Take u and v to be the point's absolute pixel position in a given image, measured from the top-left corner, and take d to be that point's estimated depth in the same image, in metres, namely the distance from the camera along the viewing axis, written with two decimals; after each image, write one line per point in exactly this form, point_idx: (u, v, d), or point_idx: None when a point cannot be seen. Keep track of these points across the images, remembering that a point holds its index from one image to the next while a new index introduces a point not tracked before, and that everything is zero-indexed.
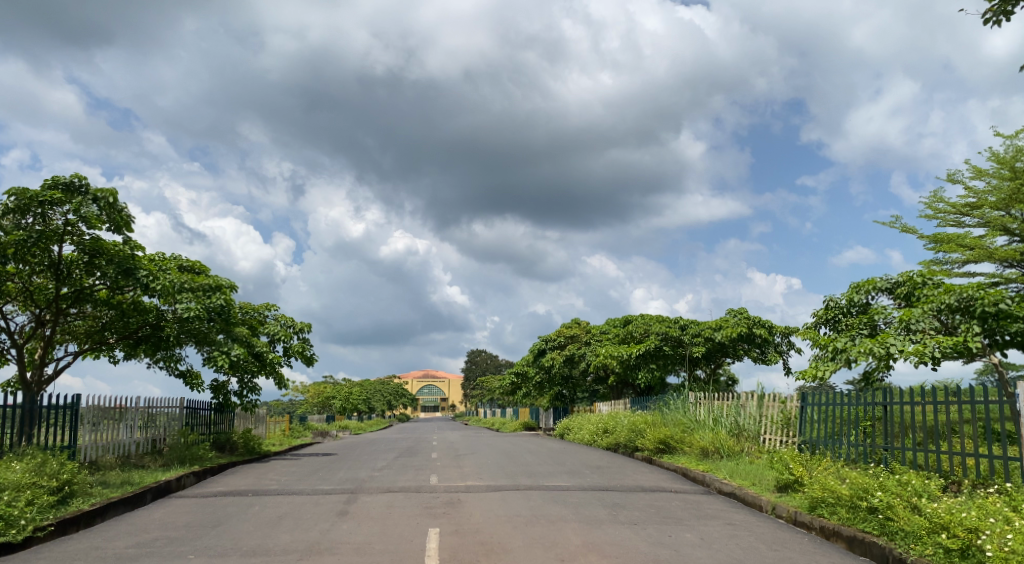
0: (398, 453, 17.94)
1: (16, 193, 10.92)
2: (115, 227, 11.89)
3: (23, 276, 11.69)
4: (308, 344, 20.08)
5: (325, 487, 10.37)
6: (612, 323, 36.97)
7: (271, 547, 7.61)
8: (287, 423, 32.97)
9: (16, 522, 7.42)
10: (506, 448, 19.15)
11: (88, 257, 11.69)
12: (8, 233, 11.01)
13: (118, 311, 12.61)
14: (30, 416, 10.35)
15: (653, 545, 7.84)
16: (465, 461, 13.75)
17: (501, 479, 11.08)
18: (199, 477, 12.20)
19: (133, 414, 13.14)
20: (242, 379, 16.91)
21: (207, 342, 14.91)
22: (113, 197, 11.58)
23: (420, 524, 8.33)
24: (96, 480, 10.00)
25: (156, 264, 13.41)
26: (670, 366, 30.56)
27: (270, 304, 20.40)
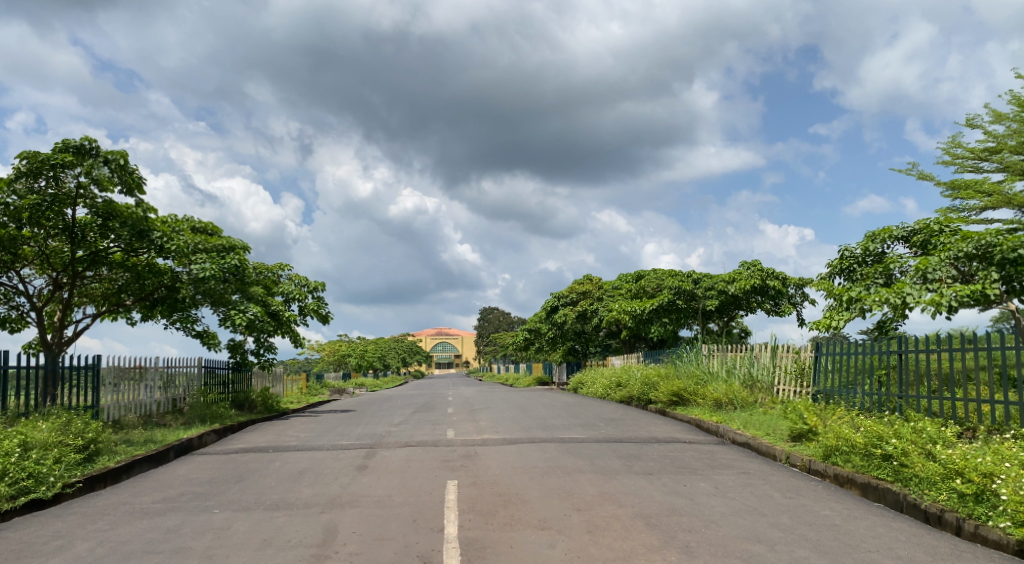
0: (416, 408, 18.16)
1: (28, 157, 10.85)
2: (127, 189, 11.82)
3: (38, 240, 11.62)
4: (323, 303, 20.17)
5: (344, 443, 10.50)
6: (625, 279, 36.71)
7: (293, 501, 7.81)
8: (304, 381, 33.38)
9: (44, 479, 7.64)
10: (519, 403, 19.34)
11: (102, 220, 11.68)
12: (21, 198, 10.96)
13: (133, 274, 12.64)
14: (53, 377, 10.40)
15: (667, 494, 8.02)
16: (480, 415, 13.81)
17: (516, 433, 11.18)
18: (220, 434, 12.40)
19: (153, 375, 13.32)
20: (258, 339, 17.01)
21: (222, 303, 14.97)
22: (124, 159, 11.50)
23: (438, 476, 8.49)
24: (119, 439, 10.16)
25: (169, 226, 13.41)
26: (683, 320, 30.64)
27: (283, 264, 20.36)
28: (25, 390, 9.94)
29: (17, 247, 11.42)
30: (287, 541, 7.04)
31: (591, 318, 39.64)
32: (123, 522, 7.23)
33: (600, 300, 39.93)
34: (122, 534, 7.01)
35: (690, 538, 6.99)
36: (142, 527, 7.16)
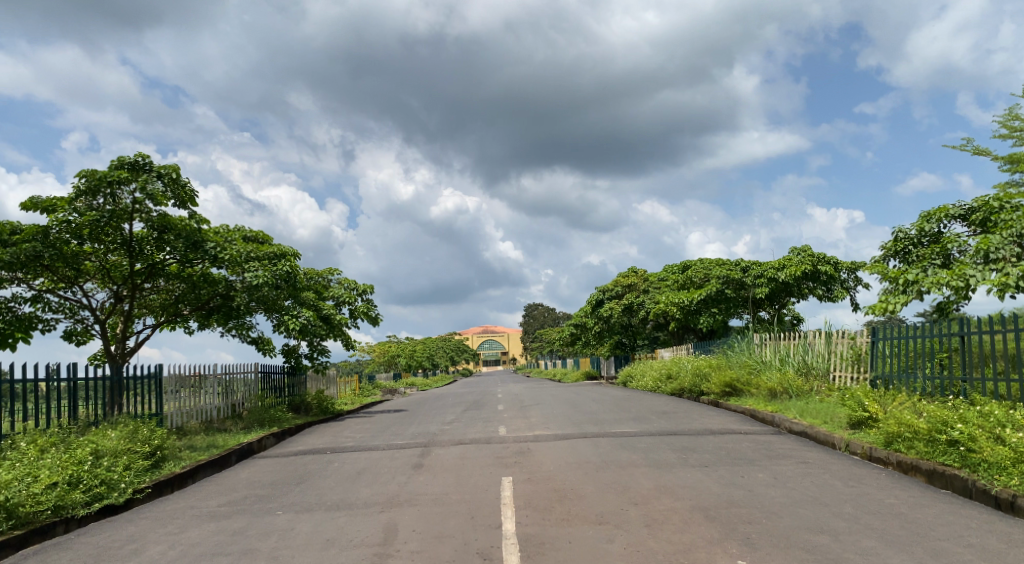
0: (466, 407, 18.27)
1: (86, 175, 11.20)
2: (180, 202, 12.12)
3: (99, 255, 12.01)
4: (372, 306, 20.42)
5: (398, 442, 10.63)
6: (671, 269, 36.37)
7: (353, 501, 7.95)
8: (357, 383, 33.97)
9: (116, 485, 7.99)
10: (568, 399, 19.33)
11: (157, 233, 11.99)
12: (82, 215, 11.32)
13: (189, 284, 12.98)
14: (118, 387, 10.73)
15: (725, 486, 7.93)
16: (531, 411, 13.83)
17: (568, 428, 11.15)
18: (279, 437, 12.68)
19: (212, 382, 13.69)
20: (311, 342, 17.31)
21: (276, 309, 15.24)
22: (176, 173, 11.79)
23: (493, 473, 8.54)
24: (184, 445, 10.47)
25: (222, 237, 13.70)
26: (734, 309, 30.36)
27: (332, 268, 20.64)
28: (93, 401, 10.31)
29: (80, 262, 11.81)
30: (349, 541, 7.21)
31: (637, 311, 39.62)
32: (192, 525, 7.46)
33: (646, 292, 39.90)
34: (192, 537, 7.25)
35: (750, 529, 6.91)
36: (210, 529, 7.39)
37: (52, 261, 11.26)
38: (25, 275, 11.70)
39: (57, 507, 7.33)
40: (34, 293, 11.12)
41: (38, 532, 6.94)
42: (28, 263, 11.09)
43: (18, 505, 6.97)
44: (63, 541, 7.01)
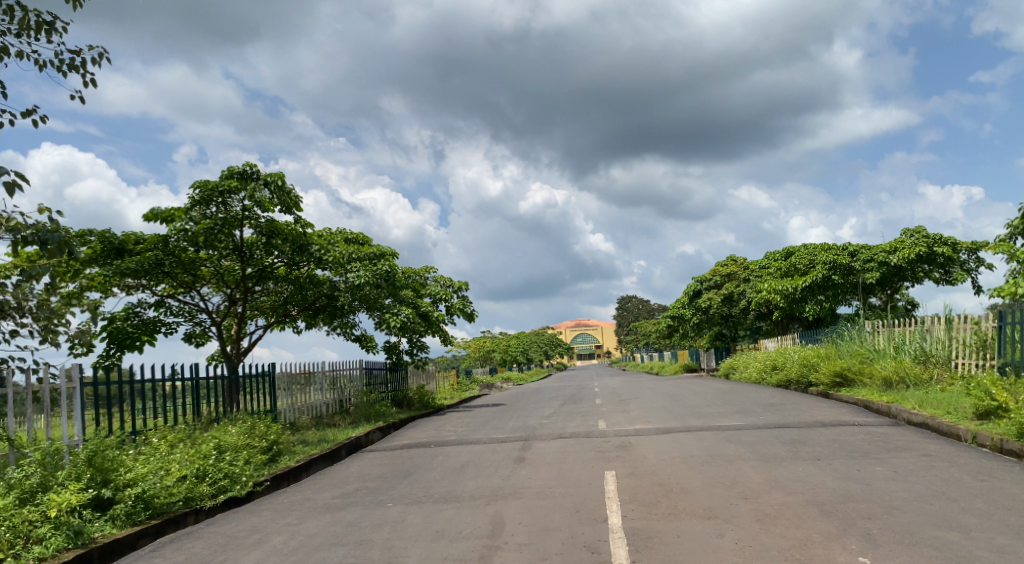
0: (563, 401, 18.27)
1: (199, 186, 11.87)
2: (286, 208, 12.63)
3: (213, 260, 12.73)
4: (468, 302, 20.70)
5: (499, 436, 10.75)
6: (773, 256, 35.18)
7: (459, 494, 8.11)
8: (455, 377, 34.89)
9: (238, 479, 8.46)
10: (668, 391, 19.05)
11: (266, 238, 12.57)
12: (197, 223, 12.00)
13: (296, 285, 13.54)
14: (234, 386, 11.41)
15: (840, 480, 7.60)
16: (631, 405, 13.73)
17: (670, 422, 10.97)
18: (385, 431, 13.06)
19: (320, 378, 14.25)
20: (411, 339, 17.76)
21: (376, 308, 15.65)
22: (282, 180, 12.24)
23: (596, 467, 8.50)
24: (298, 439, 10.97)
25: (325, 239, 14.15)
26: (841, 296, 29.08)
27: (428, 266, 21.08)
28: (213, 398, 10.99)
29: (197, 268, 12.60)
30: (458, 533, 7.36)
31: (737, 301, 39.01)
32: (310, 516, 7.80)
33: (746, 282, 39.18)
34: (310, 527, 7.58)
35: (871, 525, 6.59)
36: (326, 520, 7.70)
37: (172, 268, 12.21)
38: (149, 282, 12.58)
39: (187, 498, 7.86)
40: (157, 298, 11.92)
41: (172, 522, 7.47)
42: (152, 271, 11.96)
43: (154, 496, 7.53)
44: (195, 531, 7.49)
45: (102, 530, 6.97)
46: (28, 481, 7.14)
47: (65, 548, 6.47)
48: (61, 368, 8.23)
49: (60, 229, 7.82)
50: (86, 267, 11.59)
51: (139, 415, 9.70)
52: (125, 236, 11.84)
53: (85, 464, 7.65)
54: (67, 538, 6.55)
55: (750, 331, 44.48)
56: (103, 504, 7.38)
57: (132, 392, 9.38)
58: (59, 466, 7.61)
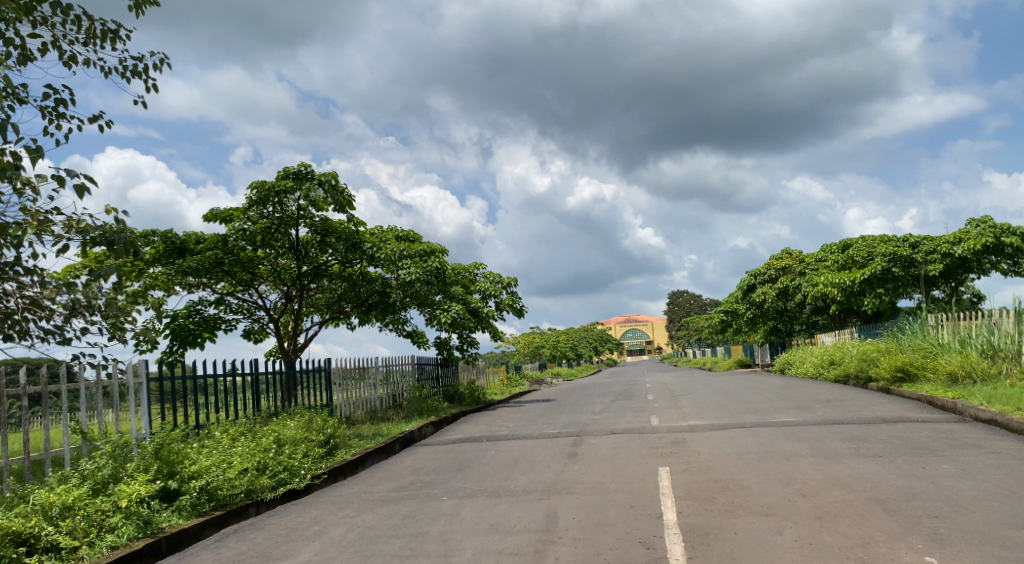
0: (614, 397, 18.17)
1: (256, 187, 12.19)
2: (339, 207, 12.86)
3: (270, 259, 13.07)
4: (518, 298, 20.78)
5: (551, 432, 10.77)
6: (829, 249, 34.45)
7: (513, 488, 8.16)
8: (505, 372, 35.17)
9: (297, 472, 8.70)
10: (721, 387, 18.80)
11: (321, 237, 12.89)
12: (255, 223, 12.38)
13: (349, 283, 13.85)
14: (291, 380, 11.70)
15: (904, 478, 7.40)
16: (683, 401, 13.60)
17: (725, 418, 10.82)
18: (437, 426, 13.22)
19: (374, 373, 14.50)
20: (461, 335, 17.92)
21: (427, 304, 15.85)
22: (335, 179, 12.46)
23: (649, 463, 8.45)
24: (353, 433, 11.20)
25: (378, 237, 14.34)
26: (902, 289, 28.34)
27: (478, 263, 21.20)
28: (273, 393, 11.31)
29: (255, 266, 12.96)
30: (512, 527, 7.41)
31: (793, 294, 38.59)
32: (366, 509, 7.95)
33: (802, 275, 38.36)
34: (367, 519, 7.73)
35: (937, 524, 6.40)
36: (383, 513, 7.84)
37: (232, 267, 12.48)
38: (209, 281, 12.98)
39: (249, 491, 8.09)
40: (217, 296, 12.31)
41: (235, 513, 7.70)
42: (212, 269, 12.35)
43: (217, 488, 7.76)
44: (257, 522, 7.72)
45: (170, 520, 7.24)
46: (100, 472, 7.45)
47: (137, 537, 6.76)
48: (129, 365, 8.49)
49: (127, 229, 7.97)
50: (150, 266, 12.04)
51: (204, 409, 10.05)
52: (187, 236, 12.26)
53: (153, 456, 7.93)
54: (138, 528, 6.83)
55: (807, 326, 43.38)
56: (169, 495, 7.64)
57: (194, 387, 9.70)
58: (129, 458, 7.91)
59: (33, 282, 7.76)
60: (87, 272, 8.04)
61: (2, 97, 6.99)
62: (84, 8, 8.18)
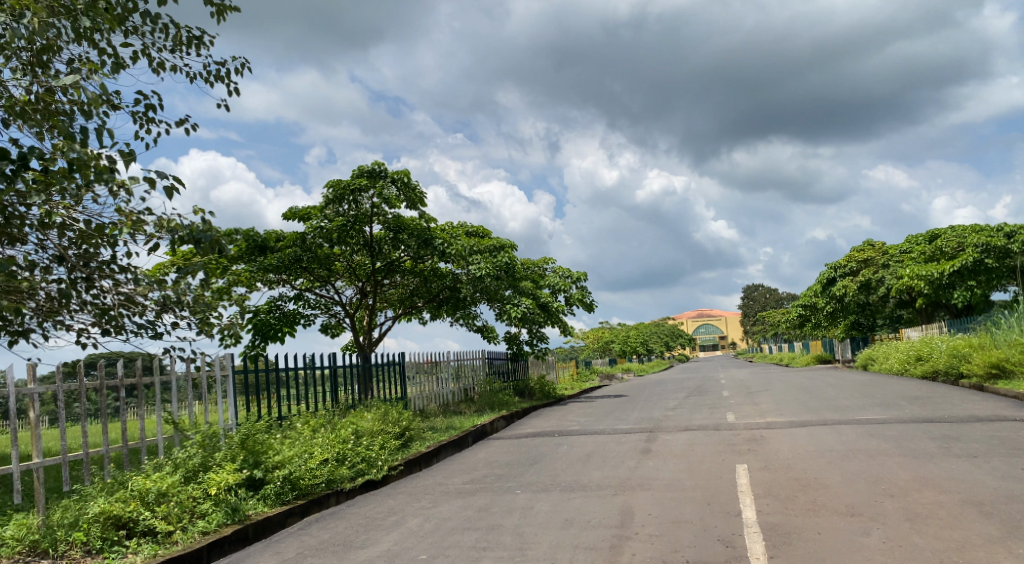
0: (687, 392, 17.90)
1: (332, 185, 12.53)
2: (411, 204, 13.08)
3: (346, 256, 13.43)
4: (587, 292, 20.71)
5: (623, 427, 10.70)
6: (914, 240, 33.22)
7: (587, 483, 8.15)
8: (574, 367, 35.19)
9: (374, 463, 8.92)
10: (799, 383, 18.31)
11: (394, 233, 13.19)
12: (332, 221, 12.76)
13: (421, 278, 14.17)
14: (367, 374, 12.01)
15: (1001, 479, 7.03)
16: (759, 397, 13.29)
17: (804, 415, 10.52)
18: (509, 420, 13.34)
19: (446, 367, 14.73)
20: (531, 329, 17.99)
21: (498, 299, 16.03)
22: (407, 177, 12.67)
23: (726, 460, 8.30)
24: (428, 426, 11.41)
25: (448, 233, 14.53)
26: (996, 281, 27.12)
27: (547, 257, 21.20)
28: (351, 385, 11.65)
29: (331, 263, 13.33)
30: (587, 521, 7.40)
31: (876, 288, 37.30)
32: (442, 500, 8.08)
33: (886, 266, 37.01)
34: (443, 511, 7.85)
35: None
36: (458, 505, 7.95)
37: (310, 263, 12.86)
38: (289, 277, 13.43)
39: (330, 481, 8.32)
40: (296, 292, 12.74)
41: (316, 503, 7.94)
42: (291, 266, 12.77)
43: (300, 478, 8.00)
44: (337, 511, 7.94)
45: (255, 508, 7.52)
46: (191, 460, 7.79)
47: (225, 523, 7.06)
48: (216, 358, 8.84)
49: (213, 229, 8.30)
50: (234, 263, 12.54)
51: (288, 400, 10.44)
52: (267, 234, 12.70)
53: (239, 446, 8.24)
54: (227, 515, 7.13)
55: (888, 318, 41.68)
56: (255, 483, 7.93)
57: (277, 380, 10.05)
58: (217, 447, 8.23)
59: (127, 279, 8.10)
60: (177, 269, 8.35)
61: (99, 105, 7.35)
62: (172, 17, 8.54)
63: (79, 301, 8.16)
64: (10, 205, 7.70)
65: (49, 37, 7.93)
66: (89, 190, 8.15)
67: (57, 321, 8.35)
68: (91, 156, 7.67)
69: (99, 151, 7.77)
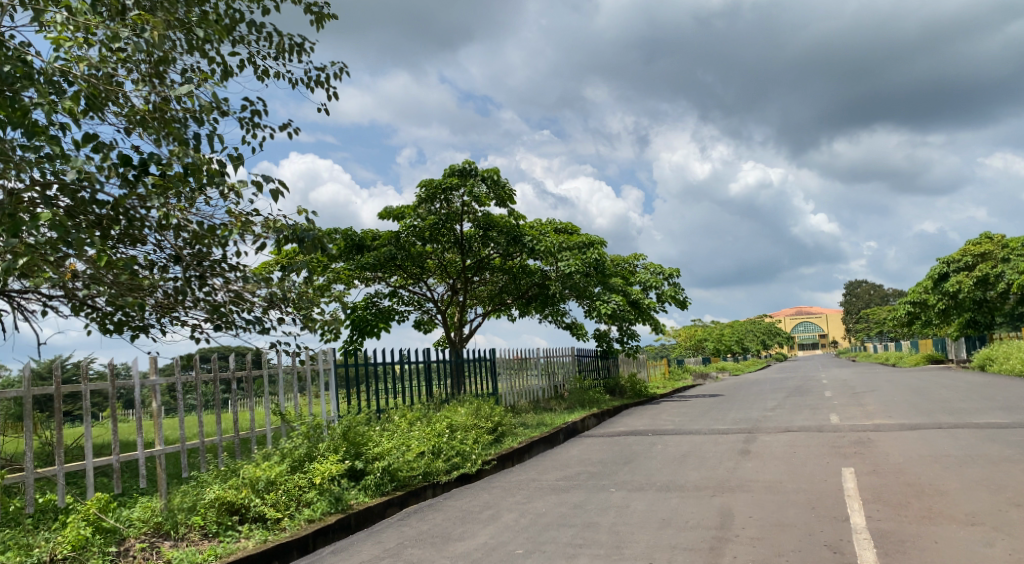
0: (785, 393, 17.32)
1: (424, 185, 12.81)
2: (501, 202, 13.21)
3: (437, 253, 13.74)
4: (679, 289, 20.32)
5: (720, 428, 10.47)
6: None
7: (683, 484, 8.01)
8: (662, 365, 34.70)
9: (468, 457, 9.09)
10: (909, 384, 17.40)
11: (484, 231, 13.43)
12: (424, 219, 13.06)
13: (510, 275, 14.33)
14: (459, 369, 12.24)
15: None
16: (864, 399, 12.70)
17: (915, 418, 10.00)
18: (600, 418, 13.29)
19: (537, 364, 14.82)
20: (622, 327, 17.84)
21: (587, 297, 16.01)
22: (497, 175, 12.81)
23: (831, 464, 7.99)
24: (520, 422, 11.54)
25: (537, 230, 14.60)
26: None
27: (637, 254, 20.97)
28: (445, 380, 11.90)
29: (424, 260, 13.68)
30: (685, 522, 7.27)
31: (994, 284, 35.07)
32: (537, 496, 8.13)
33: (1006, 261, 34.84)
34: (538, 507, 7.89)
35: None
36: (553, 501, 7.97)
37: (404, 261, 13.22)
38: (384, 274, 13.84)
39: (426, 473, 8.53)
40: (391, 289, 13.13)
41: (414, 494, 8.13)
42: (386, 264, 13.15)
43: (398, 469, 8.22)
44: (435, 503, 8.12)
45: (357, 498, 7.77)
46: (297, 450, 8.12)
47: (329, 512, 7.33)
48: (319, 353, 9.19)
49: (314, 228, 8.63)
50: (333, 262, 13.03)
51: (387, 394, 10.77)
52: (364, 233, 13.07)
53: (342, 437, 8.52)
54: (330, 504, 7.40)
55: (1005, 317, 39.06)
56: (356, 474, 8.20)
57: (371, 374, 10.39)
58: (320, 438, 8.54)
59: (237, 277, 8.51)
60: (282, 267, 8.73)
61: (210, 112, 7.73)
62: (275, 26, 8.91)
63: (193, 298, 8.64)
64: (132, 209, 8.22)
65: (165, 49, 8.39)
66: (201, 193, 8.61)
67: (173, 316, 8.93)
68: (203, 161, 8.06)
69: (210, 156, 8.16)
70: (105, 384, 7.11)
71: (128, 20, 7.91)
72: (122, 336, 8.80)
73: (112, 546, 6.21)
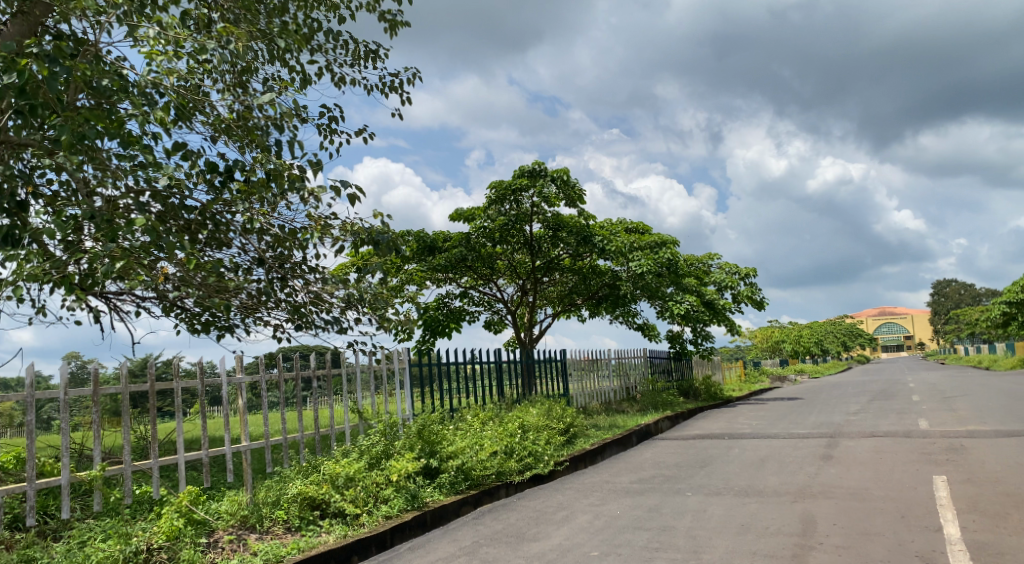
0: (870, 397, 16.66)
1: (494, 186, 12.91)
2: (570, 202, 13.19)
3: (507, 254, 13.88)
4: (756, 289, 19.82)
5: (800, 432, 10.17)
6: None
7: (762, 489, 7.82)
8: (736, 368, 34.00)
9: (541, 458, 9.12)
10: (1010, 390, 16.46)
11: (554, 231, 13.44)
12: (494, 220, 13.17)
13: (580, 276, 14.30)
14: (530, 370, 12.31)
15: None
16: (956, 403, 12.10)
17: (1014, 425, 9.47)
18: (674, 420, 13.13)
19: (608, 366, 14.75)
20: (695, 328, 17.54)
21: (659, 297, 15.82)
22: (567, 175, 12.79)
23: (920, 471, 7.65)
24: (592, 423, 11.54)
25: (607, 230, 14.50)
26: None
27: (711, 254, 20.58)
28: (517, 380, 11.99)
29: (494, 261, 13.83)
30: (765, 528, 7.10)
31: None
32: (611, 498, 8.08)
33: None
34: (613, 509, 7.84)
35: None
36: (627, 504, 7.91)
37: (474, 262, 13.40)
38: (455, 275, 14.06)
39: (499, 472, 8.59)
40: (462, 289, 13.34)
41: (488, 494, 8.20)
42: (457, 265, 13.35)
43: (472, 468, 8.30)
44: (509, 503, 8.17)
45: (432, 495, 7.89)
46: (374, 448, 8.31)
47: (406, 509, 7.46)
48: (394, 353, 9.39)
49: (390, 230, 8.81)
50: (406, 263, 13.32)
51: (462, 394, 10.92)
52: (435, 235, 13.29)
53: (417, 436, 8.66)
54: (407, 501, 7.54)
55: None
56: (431, 472, 8.33)
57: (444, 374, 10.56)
58: (396, 436, 8.71)
59: (316, 279, 8.76)
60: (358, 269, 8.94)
61: (290, 118, 7.97)
62: (351, 33, 9.11)
63: (275, 299, 8.94)
64: (218, 214, 8.56)
65: (247, 59, 8.71)
66: (282, 198, 8.91)
67: (256, 317, 9.31)
68: (284, 166, 8.30)
69: (291, 162, 8.40)
70: (195, 381, 7.43)
71: (215, 32, 8.24)
72: (210, 335, 9.21)
73: (203, 536, 6.48)
